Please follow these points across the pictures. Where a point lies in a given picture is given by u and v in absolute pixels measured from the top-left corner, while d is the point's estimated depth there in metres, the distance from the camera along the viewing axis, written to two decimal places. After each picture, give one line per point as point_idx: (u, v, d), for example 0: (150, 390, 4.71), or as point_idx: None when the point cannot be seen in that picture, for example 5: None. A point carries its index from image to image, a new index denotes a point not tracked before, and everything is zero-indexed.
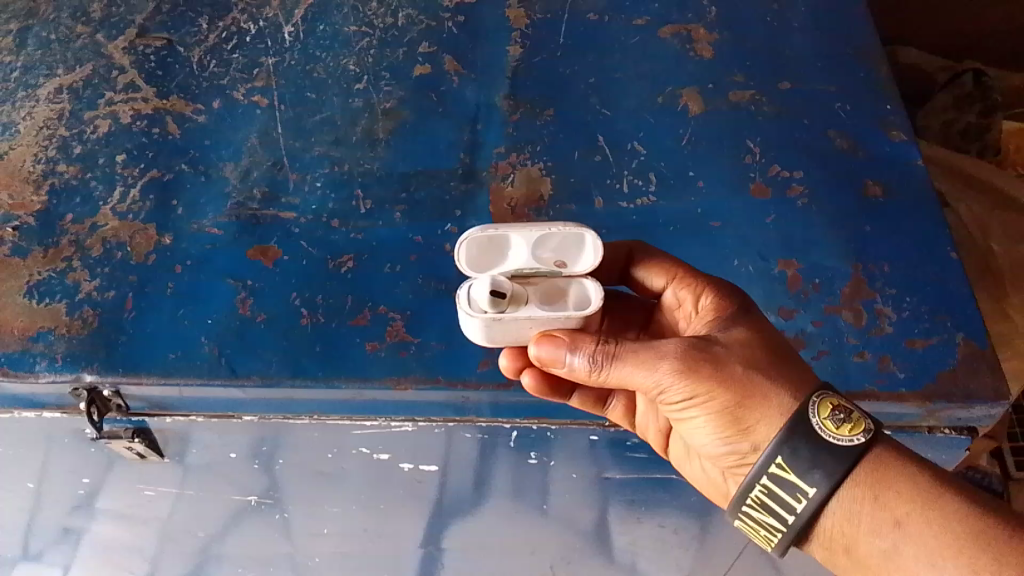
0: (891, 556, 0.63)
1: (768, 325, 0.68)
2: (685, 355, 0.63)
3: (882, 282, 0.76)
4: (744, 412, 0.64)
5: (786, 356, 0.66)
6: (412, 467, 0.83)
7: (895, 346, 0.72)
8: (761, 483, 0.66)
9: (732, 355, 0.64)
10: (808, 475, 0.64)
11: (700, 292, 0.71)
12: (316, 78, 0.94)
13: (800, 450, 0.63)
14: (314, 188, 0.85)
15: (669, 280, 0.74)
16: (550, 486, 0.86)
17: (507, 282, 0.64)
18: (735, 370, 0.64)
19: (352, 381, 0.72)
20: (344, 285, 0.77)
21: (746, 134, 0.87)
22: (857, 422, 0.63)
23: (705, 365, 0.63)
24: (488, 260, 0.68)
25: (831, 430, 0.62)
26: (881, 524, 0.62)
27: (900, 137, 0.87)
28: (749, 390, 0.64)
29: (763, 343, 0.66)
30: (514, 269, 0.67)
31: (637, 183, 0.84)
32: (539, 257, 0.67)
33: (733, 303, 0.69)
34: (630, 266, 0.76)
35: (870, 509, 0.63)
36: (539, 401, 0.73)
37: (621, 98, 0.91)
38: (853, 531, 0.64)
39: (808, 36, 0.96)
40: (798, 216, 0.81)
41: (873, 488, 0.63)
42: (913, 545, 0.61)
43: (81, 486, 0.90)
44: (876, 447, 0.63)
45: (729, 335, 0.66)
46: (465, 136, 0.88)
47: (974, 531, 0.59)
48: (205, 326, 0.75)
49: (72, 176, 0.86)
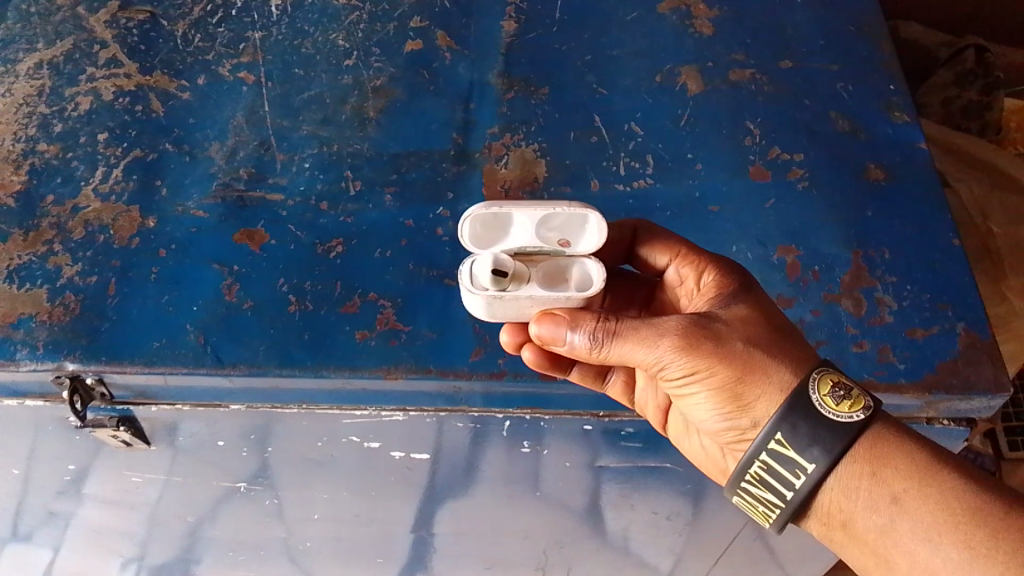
0: (888, 533, 0.62)
1: (767, 302, 0.67)
2: (685, 332, 0.62)
3: (883, 269, 0.75)
4: (744, 389, 0.63)
5: (785, 333, 0.65)
6: (404, 455, 0.82)
7: (895, 336, 0.71)
8: (761, 459, 0.65)
9: (732, 331, 0.63)
10: (808, 451, 0.63)
11: (702, 269, 0.70)
12: (304, 53, 0.91)
13: (800, 426, 0.62)
14: (303, 169, 0.82)
15: (670, 257, 0.73)
16: (543, 473, 0.85)
17: (510, 260, 0.64)
18: (735, 346, 0.63)
19: (341, 371, 0.70)
20: (333, 271, 0.75)
21: (746, 114, 0.85)
22: (857, 400, 0.62)
23: (705, 343, 0.62)
24: (489, 235, 0.67)
25: (831, 407, 0.62)
26: (878, 500, 0.62)
27: (903, 119, 0.85)
28: (751, 367, 0.63)
29: (764, 320, 0.65)
30: (518, 247, 0.65)
31: (634, 165, 0.82)
32: (542, 236, 0.66)
33: (733, 280, 0.68)
34: (632, 245, 0.74)
35: (868, 484, 0.62)
36: (532, 391, 0.72)
37: (617, 76, 0.88)
38: (851, 507, 0.63)
39: (811, 12, 0.93)
40: (797, 201, 0.79)
41: (872, 464, 0.62)
42: (910, 521, 0.61)
43: (68, 472, 0.88)
44: (875, 425, 0.62)
45: (729, 311, 0.65)
46: (457, 114, 0.86)
47: (970, 506, 0.59)
48: (190, 313, 0.73)
49: (53, 156, 0.84)
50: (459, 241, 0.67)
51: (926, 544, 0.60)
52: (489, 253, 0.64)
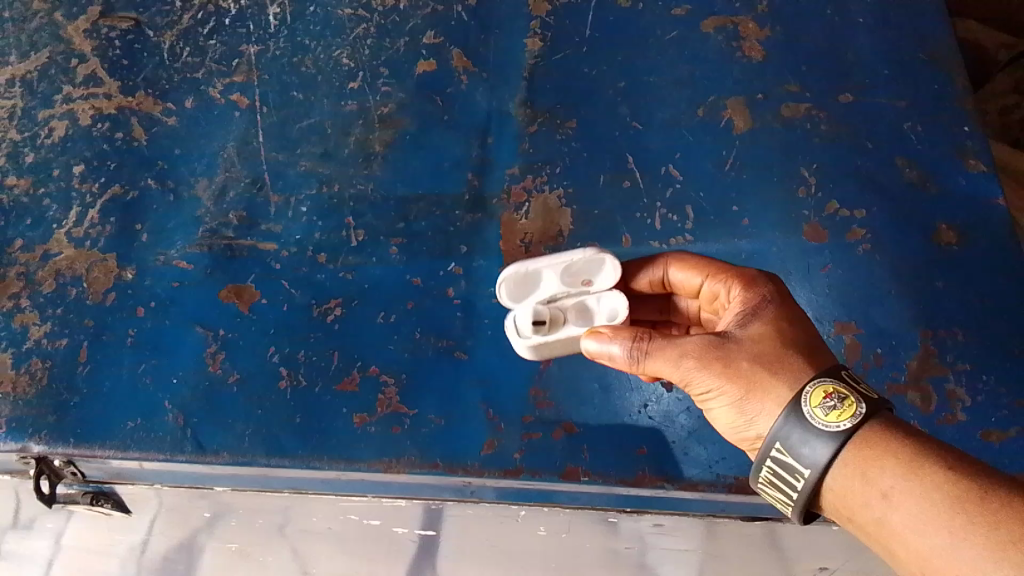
0: (883, 532, 0.48)
1: (803, 318, 0.54)
2: (694, 351, 0.52)
3: (954, 355, 0.66)
4: (754, 411, 0.52)
5: (822, 356, 0.52)
6: (407, 531, 0.74)
7: (968, 438, 0.64)
8: (767, 467, 0.52)
9: (742, 347, 0.52)
10: (803, 455, 0.49)
11: (729, 283, 0.58)
12: (303, 73, 0.81)
13: (793, 436, 0.49)
14: (299, 214, 0.73)
15: (702, 274, 0.61)
16: (564, 554, 0.75)
17: (544, 307, 0.62)
18: (740, 365, 0.51)
19: (335, 463, 0.63)
20: (330, 338, 0.67)
21: (800, 159, 0.75)
22: (850, 406, 0.49)
23: (707, 361, 0.52)
24: (520, 290, 0.63)
25: (820, 419, 0.49)
26: (866, 498, 0.47)
27: (979, 169, 0.75)
28: (759, 386, 0.51)
29: (793, 338, 0.52)
30: (549, 295, 0.62)
31: (671, 218, 0.72)
32: (566, 281, 0.62)
33: (758, 294, 0.55)
34: (658, 269, 0.63)
35: (857, 483, 0.48)
36: (549, 489, 0.64)
37: (655, 109, 0.78)
38: (846, 503, 0.49)
39: (876, 35, 0.82)
40: (857, 269, 0.70)
41: (862, 465, 0.48)
42: (899, 515, 0.46)
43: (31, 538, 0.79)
44: (870, 422, 0.48)
45: (745, 330, 0.53)
46: (474, 151, 0.76)
47: (960, 494, 0.44)
48: (169, 387, 0.66)
49: (23, 192, 0.75)
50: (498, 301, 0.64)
51: (922, 540, 0.45)
52: (526, 306, 0.62)
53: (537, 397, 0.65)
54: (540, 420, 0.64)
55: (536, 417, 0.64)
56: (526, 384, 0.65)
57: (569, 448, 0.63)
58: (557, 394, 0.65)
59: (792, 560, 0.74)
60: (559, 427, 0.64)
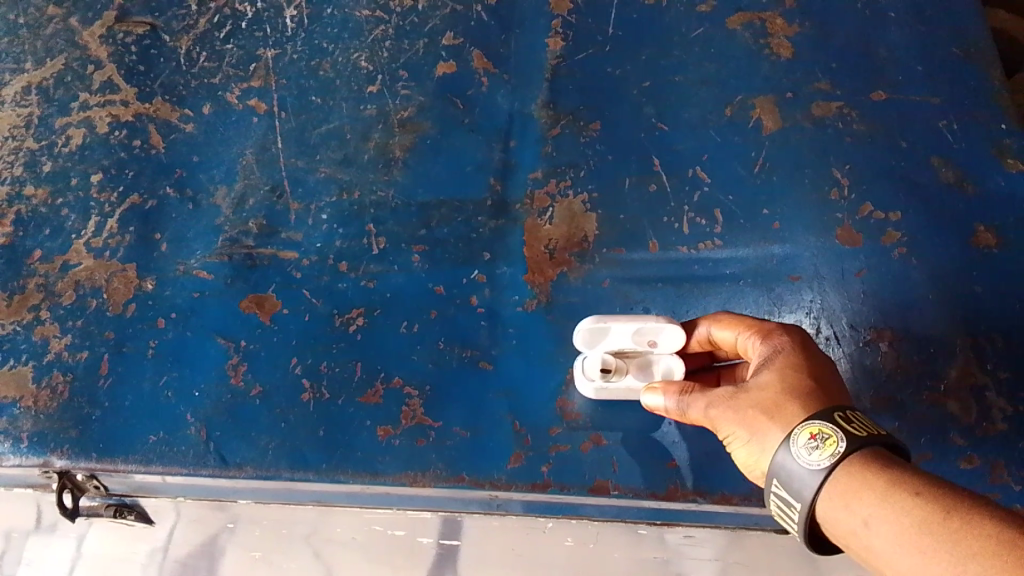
0: (873, 560, 0.46)
1: (819, 368, 0.53)
2: (715, 400, 0.54)
3: (993, 363, 0.65)
4: (765, 456, 0.52)
5: (834, 402, 0.51)
6: (433, 542, 0.72)
7: (1011, 448, 0.62)
8: (773, 504, 0.51)
9: (751, 395, 0.53)
10: (796, 492, 0.49)
11: (748, 336, 0.57)
12: (321, 77, 0.79)
13: (784, 474, 0.49)
14: (319, 221, 0.72)
15: (734, 332, 0.59)
16: (596, 564, 0.72)
17: (614, 358, 0.62)
18: (746, 411, 0.52)
19: (360, 477, 0.62)
20: (353, 349, 0.66)
21: (832, 160, 0.73)
22: (832, 442, 0.48)
23: (723, 410, 0.54)
24: (592, 337, 0.63)
25: (805, 458, 0.48)
26: (851, 526, 0.46)
27: (1018, 168, 0.72)
28: (762, 431, 0.51)
29: (802, 383, 0.52)
30: (616, 347, 0.62)
31: (699, 222, 0.70)
32: (636, 341, 0.62)
33: (773, 345, 0.55)
34: (696, 332, 0.62)
35: (842, 512, 0.47)
36: (576, 503, 0.63)
37: (681, 109, 0.76)
38: (839, 532, 0.48)
39: (908, 29, 0.80)
40: (892, 274, 0.68)
41: (843, 495, 0.47)
42: (881, 542, 0.45)
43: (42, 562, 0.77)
44: (851, 456, 0.47)
45: (755, 379, 0.54)
46: (496, 155, 0.74)
47: (926, 516, 0.43)
48: (192, 400, 0.65)
49: (41, 202, 0.75)
50: (572, 338, 0.63)
51: (903, 563, 0.44)
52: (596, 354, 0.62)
53: (564, 409, 0.64)
54: (568, 431, 0.63)
55: (564, 429, 0.63)
56: (553, 396, 0.64)
57: (597, 460, 0.62)
58: (585, 406, 0.64)
59: (827, 571, 0.72)
60: (587, 439, 0.63)
